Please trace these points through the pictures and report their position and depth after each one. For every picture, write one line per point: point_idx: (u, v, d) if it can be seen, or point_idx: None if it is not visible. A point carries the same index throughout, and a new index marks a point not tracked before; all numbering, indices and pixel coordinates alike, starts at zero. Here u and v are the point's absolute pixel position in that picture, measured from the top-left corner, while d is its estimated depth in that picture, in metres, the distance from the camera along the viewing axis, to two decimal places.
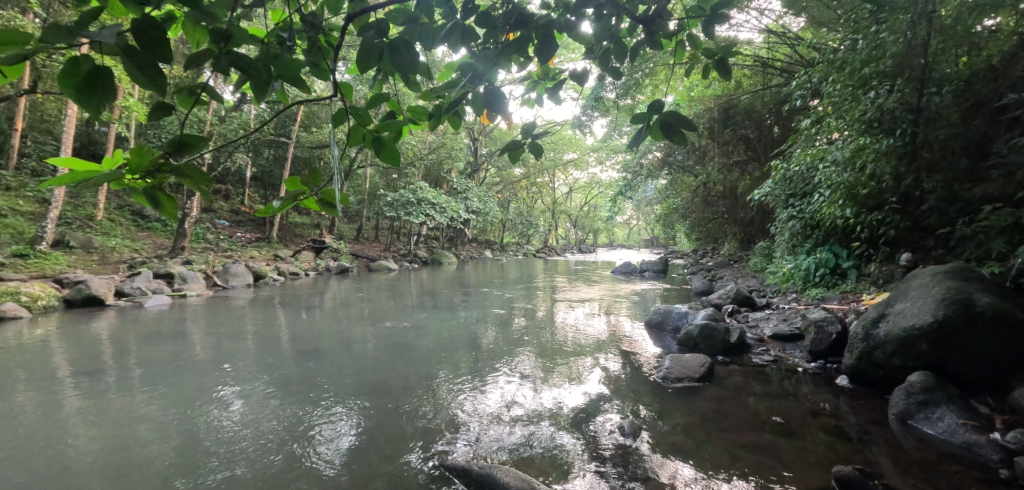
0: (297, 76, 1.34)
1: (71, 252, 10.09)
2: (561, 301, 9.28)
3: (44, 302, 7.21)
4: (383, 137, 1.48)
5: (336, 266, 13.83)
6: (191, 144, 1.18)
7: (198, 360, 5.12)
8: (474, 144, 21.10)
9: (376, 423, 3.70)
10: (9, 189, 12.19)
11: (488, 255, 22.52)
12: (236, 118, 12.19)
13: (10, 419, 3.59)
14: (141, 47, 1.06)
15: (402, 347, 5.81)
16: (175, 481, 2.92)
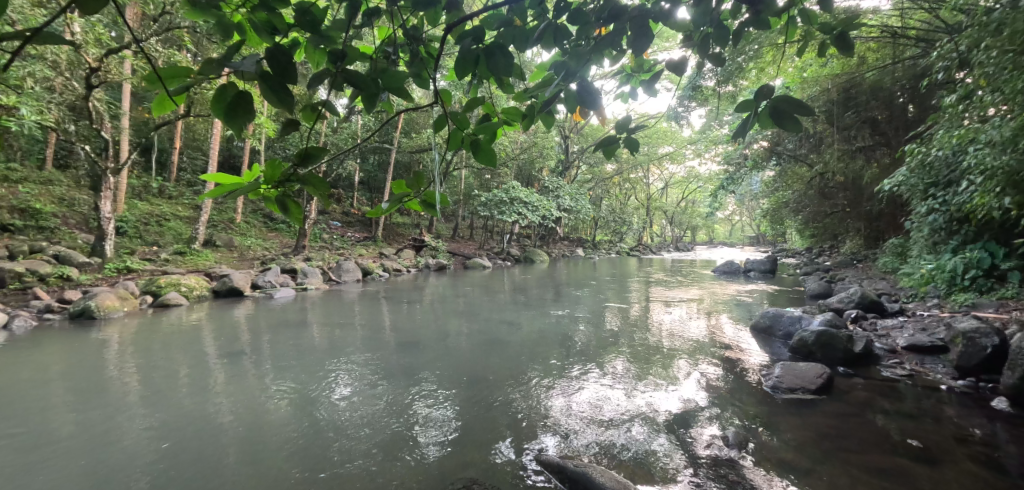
0: (401, 87, 1.41)
1: (217, 250, 11.67)
2: (656, 301, 8.95)
3: (198, 292, 8.40)
4: (481, 140, 1.51)
5: (435, 263, 14.55)
6: (313, 155, 1.30)
7: (315, 347, 5.64)
8: (565, 142, 21.04)
9: (472, 412, 3.86)
10: (171, 197, 14.39)
11: (580, 253, 22.34)
12: (346, 128, 13.30)
13: (171, 389, 4.25)
14: (273, 71, 1.18)
15: (496, 342, 5.96)
16: (304, 451, 3.26)
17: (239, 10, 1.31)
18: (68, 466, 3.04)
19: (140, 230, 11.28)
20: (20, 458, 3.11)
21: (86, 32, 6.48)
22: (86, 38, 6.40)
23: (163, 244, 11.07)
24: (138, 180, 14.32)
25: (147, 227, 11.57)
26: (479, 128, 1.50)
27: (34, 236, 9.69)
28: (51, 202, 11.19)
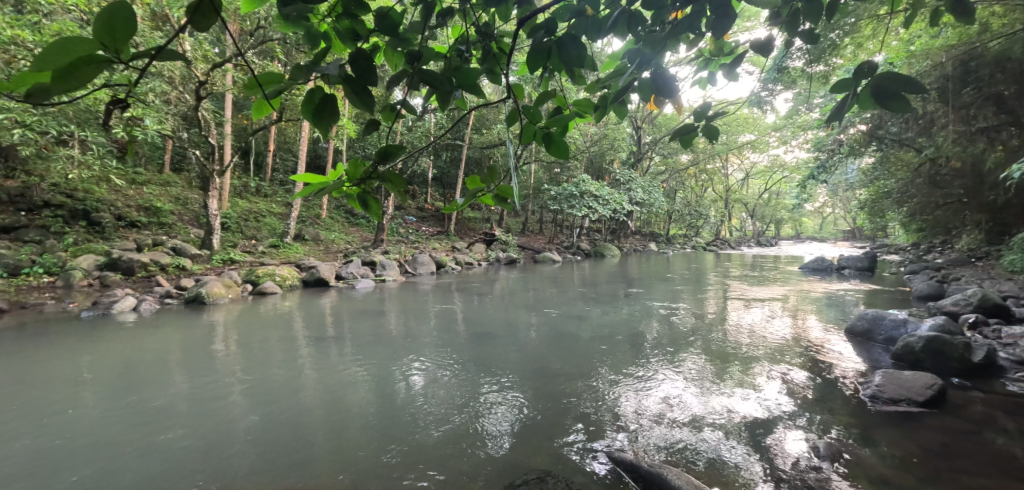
0: (474, 83, 1.41)
1: (306, 244, 12.57)
2: (735, 299, 8.49)
3: (290, 282, 9.09)
4: (553, 132, 1.48)
5: (505, 257, 14.72)
6: (391, 153, 1.34)
7: (391, 336, 5.91)
8: (637, 133, 20.44)
9: (541, 407, 3.85)
10: (266, 195, 15.68)
11: (653, 247, 21.67)
12: (421, 126, 13.77)
13: (265, 370, 4.64)
14: (356, 74, 1.22)
15: (565, 337, 5.93)
16: (381, 434, 3.42)
17: (324, 19, 1.37)
18: (177, 433, 3.39)
19: (241, 225, 12.41)
20: (141, 426, 3.48)
21: (195, 49, 7.19)
22: (195, 53, 7.11)
23: (260, 238, 12.10)
24: (238, 180, 15.74)
25: (246, 223, 12.70)
26: (550, 121, 1.47)
27: (156, 230, 10.94)
28: (168, 201, 12.58)
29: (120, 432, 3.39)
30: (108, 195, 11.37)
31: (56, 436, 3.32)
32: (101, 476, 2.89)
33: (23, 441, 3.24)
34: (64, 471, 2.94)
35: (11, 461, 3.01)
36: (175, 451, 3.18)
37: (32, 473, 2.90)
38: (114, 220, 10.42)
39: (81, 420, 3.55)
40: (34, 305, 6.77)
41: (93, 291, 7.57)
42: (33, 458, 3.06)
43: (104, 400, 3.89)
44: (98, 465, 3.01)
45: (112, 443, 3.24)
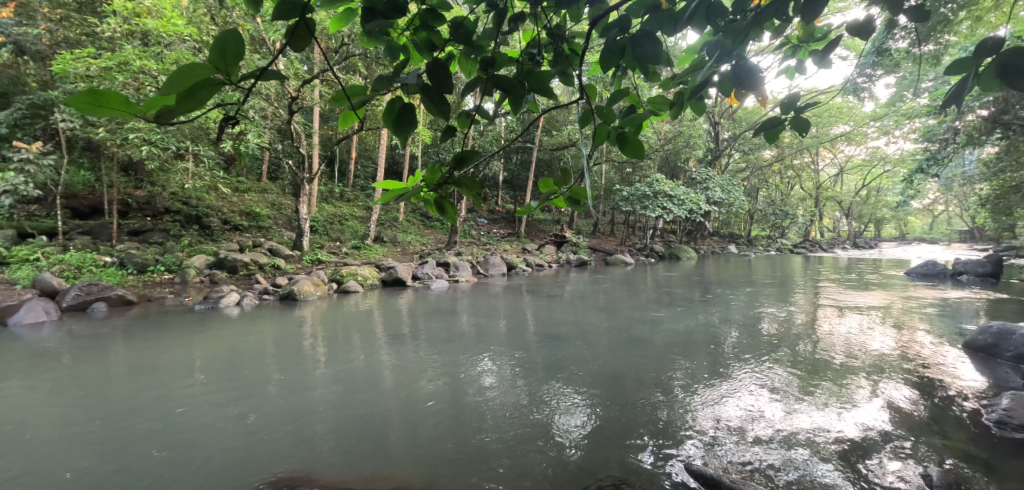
0: (547, 86, 1.40)
1: (385, 245, 13.22)
2: (828, 307, 7.83)
3: (371, 281, 9.59)
4: (627, 132, 1.43)
5: (575, 259, 14.59)
6: (467, 158, 1.36)
7: (464, 335, 6.06)
8: (715, 129, 19.48)
9: (610, 413, 3.75)
10: (349, 200, 16.69)
11: (733, 250, 20.51)
12: (492, 130, 14.00)
13: (348, 364, 4.91)
14: (433, 83, 1.26)
15: (639, 341, 5.78)
16: (453, 430, 3.49)
17: (402, 32, 1.40)
18: (268, 419, 3.68)
19: (327, 228, 13.30)
20: (240, 411, 3.79)
21: (287, 67, 7.81)
22: (288, 70, 7.71)
23: (344, 240, 12.90)
24: (325, 186, 16.90)
25: (331, 226, 13.59)
26: (625, 119, 1.42)
27: (255, 233, 11.99)
28: (265, 206, 13.76)
29: (223, 416, 3.71)
30: (216, 201, 12.65)
31: (171, 417, 3.69)
32: (207, 454, 3.18)
33: (144, 420, 3.64)
34: (177, 447, 3.26)
35: (135, 438, 3.38)
36: (267, 435, 3.43)
37: (151, 449, 3.24)
38: (221, 224, 11.57)
39: (189, 403, 3.94)
40: (158, 298, 7.68)
41: (204, 287, 8.45)
42: (152, 436, 3.41)
43: (210, 386, 4.30)
44: (204, 444, 3.30)
45: (216, 426, 3.56)
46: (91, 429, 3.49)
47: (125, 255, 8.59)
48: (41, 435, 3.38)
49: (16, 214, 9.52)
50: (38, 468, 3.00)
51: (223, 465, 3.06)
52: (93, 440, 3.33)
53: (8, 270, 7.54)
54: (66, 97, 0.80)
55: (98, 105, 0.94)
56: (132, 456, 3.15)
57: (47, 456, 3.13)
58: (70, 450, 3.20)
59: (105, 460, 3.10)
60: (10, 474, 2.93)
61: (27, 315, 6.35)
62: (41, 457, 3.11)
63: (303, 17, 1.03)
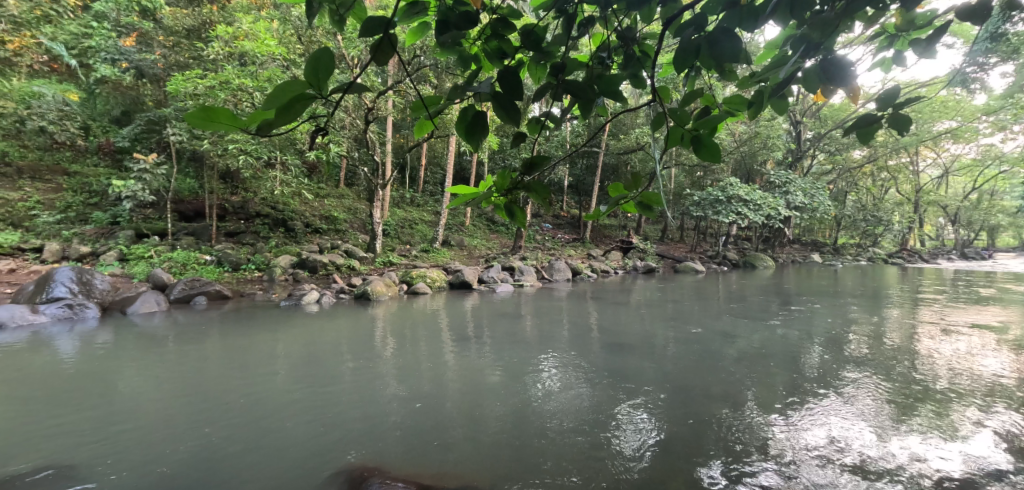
0: (617, 89, 1.33)
1: (452, 249, 13.58)
2: (928, 323, 7.08)
3: (438, 283, 9.88)
4: (702, 135, 1.28)
5: (643, 265, 14.21)
6: (537, 165, 1.22)
7: (528, 338, 6.10)
8: (796, 129, 18.29)
9: (679, 429, 3.59)
10: (419, 205, 17.35)
11: (816, 258, 19.13)
12: (557, 135, 14.01)
13: (415, 362, 5.09)
14: (504, 88, 1.14)
15: (709, 353, 5.54)
16: (513, 433, 3.51)
17: (473, 41, 1.34)
18: (340, 409, 3.89)
19: (398, 232, 13.89)
20: (316, 401, 4.03)
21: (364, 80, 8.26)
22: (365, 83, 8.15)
23: (414, 243, 13.41)
24: (397, 191, 17.68)
25: (402, 230, 14.17)
26: (698, 121, 1.29)
27: (333, 235, 12.76)
28: (343, 211, 14.60)
29: (297, 408, 3.89)
30: (299, 206, 13.59)
31: (252, 405, 3.92)
32: (283, 442, 3.34)
33: (229, 406, 3.90)
34: (256, 434, 3.45)
35: (220, 423, 3.61)
36: (338, 428, 3.57)
37: (234, 434, 3.44)
38: (303, 227, 12.44)
39: (271, 390, 4.26)
40: (249, 294, 8.35)
41: (288, 284, 9.11)
42: (235, 421, 3.63)
43: (290, 375, 4.63)
44: (280, 433, 3.47)
45: (292, 415, 3.75)
46: (184, 412, 3.77)
47: (222, 255, 9.45)
48: (142, 414, 3.70)
49: (135, 218, 10.78)
50: (141, 443, 3.29)
51: (298, 451, 3.23)
52: (185, 422, 3.59)
53: (127, 266, 8.58)
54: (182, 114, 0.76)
55: (207, 120, 0.88)
56: (218, 439, 3.37)
57: (147, 433, 3.42)
58: (165, 430, 3.48)
59: (195, 440, 3.34)
60: (123, 440, 3.31)
61: (142, 306, 7.14)
62: (142, 434, 3.40)
63: (386, 30, 1.00)
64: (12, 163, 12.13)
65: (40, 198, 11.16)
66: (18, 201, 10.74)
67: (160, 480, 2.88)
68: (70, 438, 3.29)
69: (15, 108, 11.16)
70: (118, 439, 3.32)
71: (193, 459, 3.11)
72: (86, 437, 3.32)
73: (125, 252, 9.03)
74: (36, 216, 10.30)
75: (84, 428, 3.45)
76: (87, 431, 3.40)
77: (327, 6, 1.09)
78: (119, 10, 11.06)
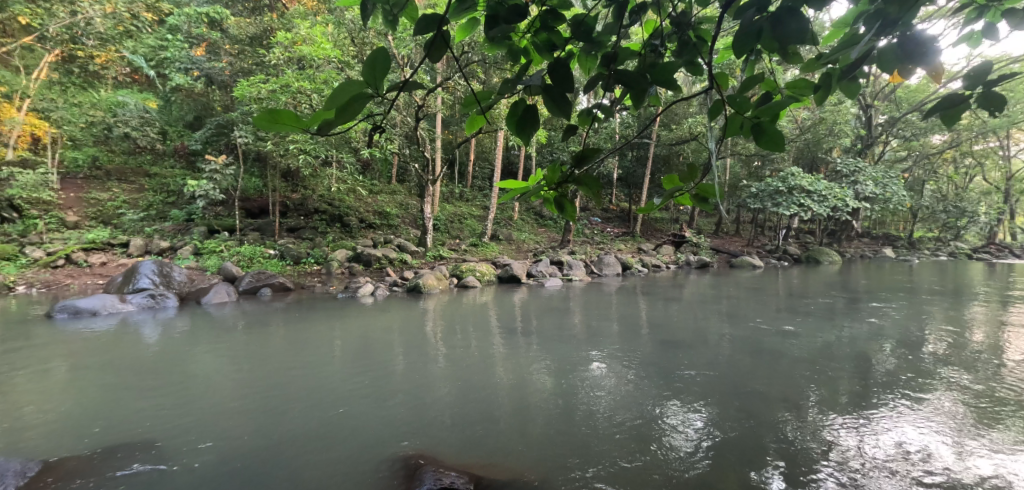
0: (672, 77, 1.19)
1: (501, 243, 13.69)
2: (1020, 325, 6.44)
3: (488, 277, 9.99)
4: (764, 122, 1.14)
5: (696, 260, 13.75)
6: (587, 156, 1.15)
7: (576, 333, 6.08)
8: (866, 114, 17.07)
9: (736, 432, 3.45)
10: (468, 200, 17.60)
11: (888, 252, 17.85)
12: (606, 127, 13.76)
13: (464, 354, 5.19)
14: (555, 81, 1.08)
15: (768, 352, 5.31)
16: (562, 427, 3.52)
17: (522, 35, 1.30)
18: (394, 397, 4.03)
19: (448, 226, 14.14)
20: (370, 389, 4.19)
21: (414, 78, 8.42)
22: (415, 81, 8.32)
23: (463, 237, 13.62)
24: (447, 187, 17.98)
25: (451, 224, 14.41)
26: (758, 108, 1.15)
27: (386, 230, 13.18)
28: (395, 207, 15.02)
29: (353, 395, 4.07)
30: (354, 202, 14.09)
31: (312, 391, 4.13)
32: (339, 431, 3.45)
33: (292, 391, 4.14)
34: (313, 422, 3.57)
35: (280, 409, 3.78)
36: (392, 415, 3.71)
37: (296, 419, 3.61)
38: (358, 223, 12.92)
39: (330, 377, 4.48)
40: (309, 287, 8.78)
41: (345, 277, 9.51)
42: (297, 405, 3.84)
43: (346, 364, 4.85)
44: (335, 421, 3.59)
45: (349, 401, 3.93)
46: (251, 395, 4.03)
47: (284, 249, 9.97)
48: (213, 398, 3.95)
49: (207, 215, 11.56)
50: (209, 426, 3.48)
51: (357, 436, 3.38)
52: (251, 407, 3.80)
53: (201, 259, 9.23)
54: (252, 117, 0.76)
55: (272, 121, 0.89)
56: (279, 424, 3.53)
57: (216, 417, 3.62)
58: (233, 413, 3.69)
59: (258, 426, 3.50)
60: (199, 418, 3.59)
61: (215, 296, 7.64)
62: (213, 416, 3.63)
63: (438, 28, 0.98)
64: (102, 167, 13.35)
65: (125, 197, 12.21)
66: (107, 201, 11.81)
67: (232, 457, 3.09)
68: (148, 420, 3.53)
69: (103, 116, 12.26)
70: (193, 417, 3.60)
71: (257, 443, 3.26)
72: (161, 419, 3.55)
73: (199, 247, 9.71)
74: (123, 215, 11.28)
75: (161, 411, 3.70)
76: (162, 414, 3.63)
77: (380, 5, 1.05)
78: (189, 22, 11.88)
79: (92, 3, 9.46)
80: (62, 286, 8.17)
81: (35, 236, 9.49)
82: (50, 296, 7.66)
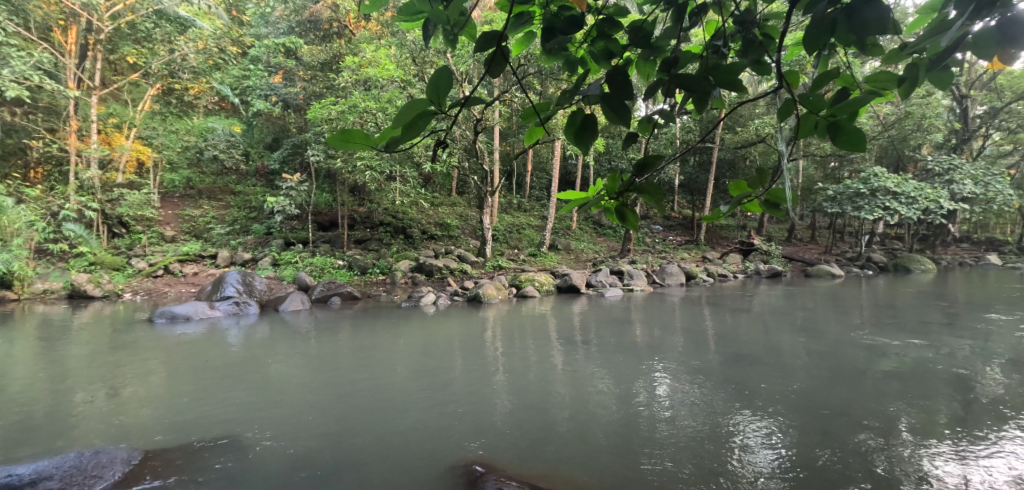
0: (736, 78, 1.11)
1: (559, 253, 13.65)
2: None
3: (547, 287, 9.98)
4: (842, 121, 1.02)
5: (767, 269, 13.02)
6: (650, 163, 1.10)
7: (637, 344, 5.94)
8: (961, 108, 15.55)
9: (814, 456, 3.22)
10: (526, 211, 17.73)
11: (993, 259, 16.04)
12: (666, 133, 13.44)
13: (522, 363, 5.23)
14: (613, 89, 1.06)
15: (851, 369, 4.91)
16: (622, 441, 3.44)
17: (579, 45, 1.29)
18: (454, 404, 4.12)
19: (507, 236, 14.31)
20: (431, 395, 4.31)
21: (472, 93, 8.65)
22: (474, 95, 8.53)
23: (521, 247, 13.72)
24: (505, 198, 18.20)
25: (510, 235, 14.55)
26: (834, 105, 1.03)
27: (447, 241, 13.53)
28: (455, 218, 15.39)
29: (414, 400, 4.21)
30: (417, 215, 14.58)
31: (376, 395, 4.31)
32: (399, 436, 3.53)
33: (358, 394, 4.33)
34: (376, 427, 3.68)
35: (347, 411, 3.97)
36: (452, 421, 3.79)
37: (361, 421, 3.78)
38: (421, 234, 13.36)
39: (393, 382, 4.66)
40: (375, 296, 9.16)
41: (408, 287, 9.83)
42: (363, 408, 4.02)
43: (408, 370, 5.03)
44: (397, 427, 3.67)
45: (411, 406, 4.06)
46: (321, 397, 4.26)
47: (352, 260, 10.47)
48: (287, 398, 4.23)
49: (283, 228, 12.39)
50: (282, 426, 3.69)
51: (419, 440, 3.48)
52: (321, 408, 4.03)
53: (278, 270, 9.90)
54: (329, 137, 0.79)
55: (344, 141, 0.92)
56: (347, 425, 3.71)
57: (290, 416, 3.86)
58: (305, 413, 3.93)
59: (328, 426, 3.69)
60: (275, 417, 3.85)
61: (291, 304, 8.15)
62: (287, 415, 3.88)
63: (498, 44, 1.00)
64: (195, 186, 14.70)
65: (214, 213, 13.35)
66: (199, 217, 12.98)
67: (305, 454, 3.27)
68: (230, 417, 3.82)
69: (196, 141, 13.58)
70: (270, 416, 3.86)
71: (323, 444, 3.41)
72: (242, 417, 3.83)
73: (277, 257, 10.43)
74: (212, 229, 12.33)
75: (242, 408, 4.00)
76: (242, 411, 3.93)
77: (441, 26, 1.07)
78: (268, 53, 12.91)
79: (186, 41, 10.70)
80: (161, 293, 9.05)
81: (140, 249, 10.60)
82: (151, 302, 8.49)
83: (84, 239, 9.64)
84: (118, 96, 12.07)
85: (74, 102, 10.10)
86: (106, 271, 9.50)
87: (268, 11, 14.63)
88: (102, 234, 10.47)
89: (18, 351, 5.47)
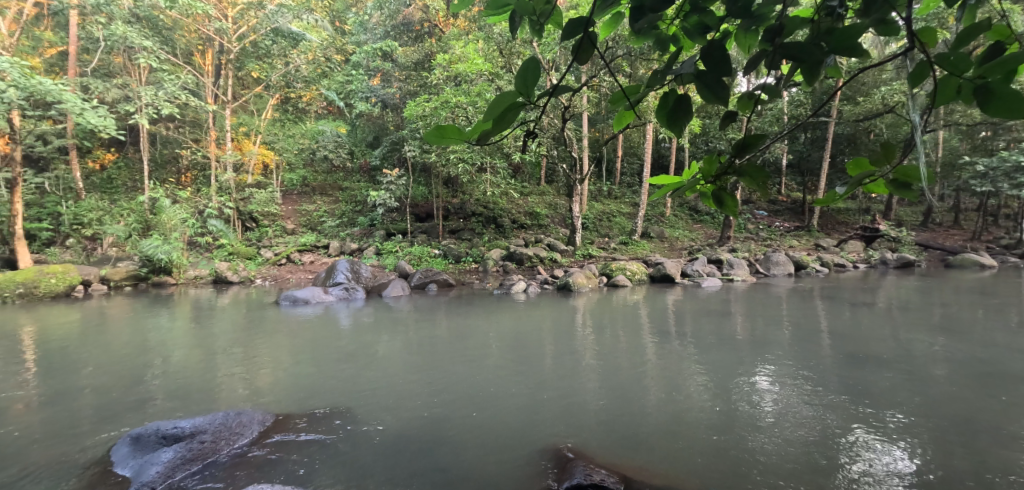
0: (856, 42, 0.97)
1: (652, 241, 13.21)
2: None
3: (639, 276, 9.71)
4: (994, 83, 0.85)
5: (894, 258, 11.54)
6: (750, 144, 1.02)
7: (738, 338, 5.60)
8: None
9: (950, 474, 2.81)
10: (617, 198, 17.33)
11: None
12: (772, 111, 12.38)
13: (614, 353, 5.17)
14: (708, 68, 0.99)
15: (1005, 378, 4.22)
16: (720, 436, 3.30)
17: (670, 22, 1.23)
18: (544, 389, 4.20)
19: (597, 225, 14.11)
20: (522, 380, 4.42)
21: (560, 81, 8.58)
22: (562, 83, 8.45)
23: (612, 236, 13.48)
24: (595, 185, 17.90)
25: (600, 223, 14.33)
26: (985, 64, 0.86)
27: (537, 230, 13.67)
28: (545, 207, 15.46)
29: (506, 384, 4.34)
30: (507, 205, 14.84)
31: (471, 378, 4.51)
32: (491, 418, 3.67)
33: (454, 376, 4.56)
34: (470, 408, 3.85)
35: (444, 391, 4.20)
36: (542, 406, 3.87)
37: (457, 401, 3.99)
38: (511, 224, 13.63)
39: (485, 366, 4.84)
40: (468, 283, 9.54)
41: (500, 275, 10.10)
42: (459, 389, 4.24)
43: (501, 355, 5.18)
44: (490, 410, 3.81)
45: (503, 390, 4.20)
46: (419, 377, 4.55)
47: (447, 249, 10.95)
48: (390, 376, 4.58)
49: (385, 220, 13.24)
50: (386, 400, 4.01)
51: (511, 421, 3.60)
52: (420, 386, 4.31)
53: (382, 259, 10.64)
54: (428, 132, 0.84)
55: (439, 137, 0.96)
56: (444, 404, 3.93)
57: (392, 392, 4.18)
58: (406, 390, 4.22)
59: (427, 403, 3.95)
60: (380, 392, 4.18)
61: (393, 290, 8.74)
62: (390, 391, 4.20)
63: (585, 30, 0.98)
64: (309, 184, 16.22)
65: (326, 208, 14.62)
66: (313, 212, 14.30)
67: (407, 427, 3.54)
68: (342, 390, 4.23)
69: (309, 143, 14.97)
70: (376, 391, 4.21)
71: (424, 419, 3.65)
72: (351, 390, 4.22)
73: (380, 247, 11.23)
74: (325, 222, 13.54)
75: (352, 383, 4.39)
76: (352, 386, 4.32)
77: (527, 17, 1.07)
78: (367, 58, 13.74)
79: (299, 53, 11.78)
80: (285, 279, 10.15)
81: (266, 241, 11.95)
82: (276, 287, 9.54)
83: (223, 233, 11.10)
84: (246, 108, 13.68)
85: (212, 114, 11.63)
86: (241, 260, 10.82)
87: (366, 18, 15.53)
88: (236, 227, 11.94)
89: (177, 327, 6.45)
